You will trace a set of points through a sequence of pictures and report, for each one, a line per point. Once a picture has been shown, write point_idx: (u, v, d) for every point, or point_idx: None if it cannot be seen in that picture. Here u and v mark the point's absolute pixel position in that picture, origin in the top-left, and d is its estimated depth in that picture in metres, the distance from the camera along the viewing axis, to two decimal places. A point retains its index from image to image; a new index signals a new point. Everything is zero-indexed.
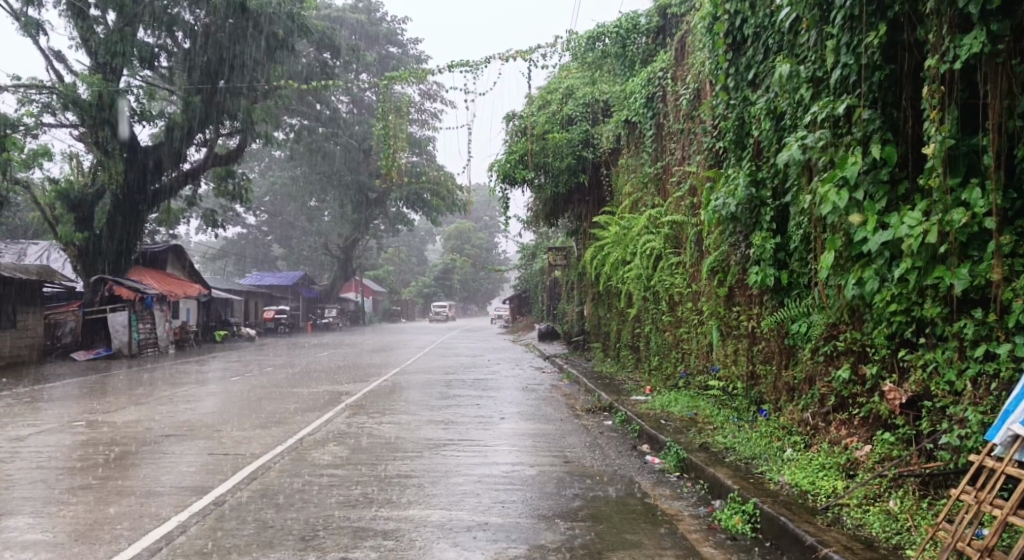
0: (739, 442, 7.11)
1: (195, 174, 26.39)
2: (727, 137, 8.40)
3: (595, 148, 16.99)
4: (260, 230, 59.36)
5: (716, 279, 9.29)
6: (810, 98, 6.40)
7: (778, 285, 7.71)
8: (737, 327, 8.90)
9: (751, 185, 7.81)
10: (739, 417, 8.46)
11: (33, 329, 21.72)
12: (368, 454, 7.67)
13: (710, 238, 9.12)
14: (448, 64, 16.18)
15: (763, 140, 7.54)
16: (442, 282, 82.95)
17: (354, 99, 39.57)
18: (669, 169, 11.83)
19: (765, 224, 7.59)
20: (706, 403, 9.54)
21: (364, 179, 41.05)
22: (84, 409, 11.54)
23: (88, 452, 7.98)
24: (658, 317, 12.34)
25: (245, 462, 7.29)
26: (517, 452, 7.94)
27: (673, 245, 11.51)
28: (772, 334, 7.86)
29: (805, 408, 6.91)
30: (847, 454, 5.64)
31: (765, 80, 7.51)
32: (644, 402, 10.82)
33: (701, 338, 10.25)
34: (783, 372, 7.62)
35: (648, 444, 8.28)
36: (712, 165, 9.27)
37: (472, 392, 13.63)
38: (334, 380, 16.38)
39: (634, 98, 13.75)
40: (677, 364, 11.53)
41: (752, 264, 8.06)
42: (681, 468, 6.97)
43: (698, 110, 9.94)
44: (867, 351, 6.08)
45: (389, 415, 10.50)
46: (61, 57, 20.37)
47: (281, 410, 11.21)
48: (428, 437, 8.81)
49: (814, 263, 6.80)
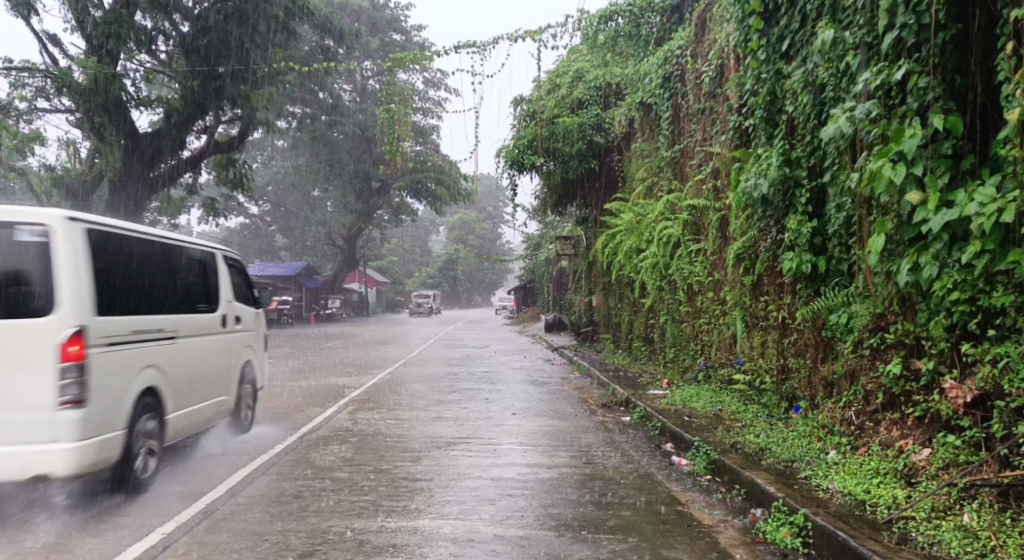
0: (775, 443, 6.55)
1: (194, 162, 25.76)
2: (756, 113, 7.80)
3: (606, 132, 16.40)
4: (263, 221, 58.76)
5: (743, 267, 8.72)
6: (858, 66, 5.81)
7: (813, 273, 7.14)
8: (765, 317, 8.33)
9: (784, 164, 7.25)
10: (769, 414, 7.91)
11: None
12: (372, 455, 7.13)
13: (736, 223, 8.54)
14: (454, 45, 15.54)
15: (799, 116, 6.98)
16: (446, 274, 82.32)
17: (358, 87, 38.96)
18: (689, 152, 11.24)
19: (800, 207, 7.03)
20: (731, 398, 8.97)
21: (367, 169, 40.43)
22: None
23: None
24: (675, 307, 11.79)
25: (241, 464, 6.75)
26: (531, 452, 7.40)
27: (692, 231, 10.95)
28: (806, 325, 7.27)
29: (847, 406, 6.35)
30: (904, 460, 5.11)
31: (803, 50, 6.93)
32: (662, 396, 10.27)
33: (724, 329, 9.68)
34: (819, 367, 7.05)
35: (672, 443, 7.73)
36: (738, 145, 8.68)
37: (480, 386, 13.10)
38: (338, 373, 15.87)
39: (649, 79, 13.14)
40: (696, 357, 10.97)
41: (784, 250, 7.47)
42: (712, 470, 6.41)
43: (722, 87, 9.36)
44: (922, 343, 5.51)
45: (394, 411, 9.96)
46: (57, 42, 19.82)
47: (282, 405, 10.68)
48: (436, 435, 8.27)
49: (858, 248, 6.25)
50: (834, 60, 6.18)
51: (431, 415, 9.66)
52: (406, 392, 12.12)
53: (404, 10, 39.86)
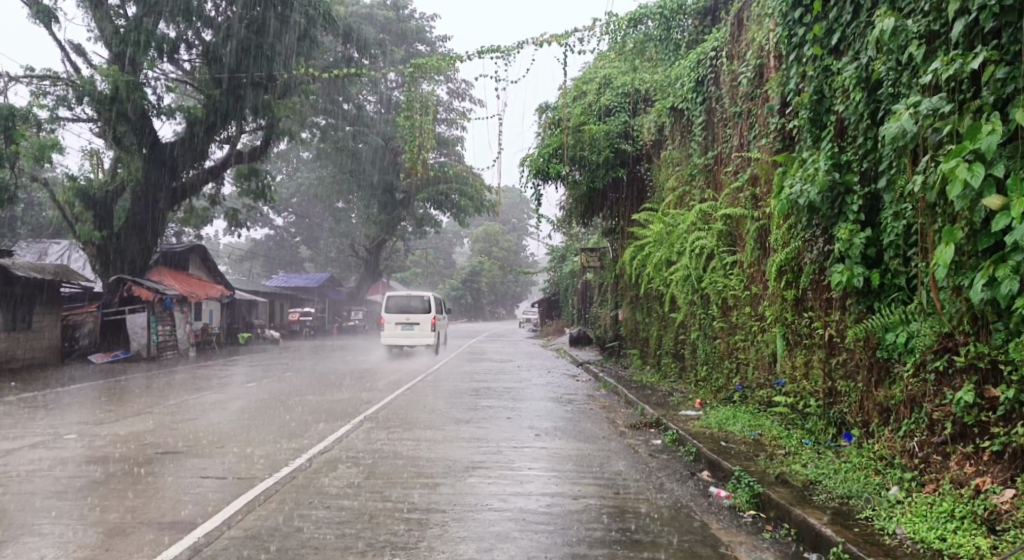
0: (826, 475, 5.92)
1: (217, 172, 25.61)
2: (801, 114, 7.24)
3: (634, 140, 15.89)
4: (288, 232, 58.62)
5: (785, 281, 8.09)
6: (922, 58, 5.24)
7: (866, 287, 6.50)
8: (810, 336, 7.70)
9: (833, 168, 6.67)
10: (815, 441, 7.26)
11: (50, 331, 21.09)
12: (384, 481, 6.61)
13: (777, 234, 7.95)
14: (478, 50, 15.11)
15: (851, 116, 6.40)
16: (469, 285, 81.86)
17: (382, 98, 38.87)
18: (723, 158, 10.68)
19: (852, 215, 6.44)
20: (771, 422, 8.33)
21: (390, 179, 40.13)
22: (89, 418, 10.68)
23: (71, 470, 7.03)
24: (708, 323, 11.17)
25: (243, 490, 6.26)
26: (555, 479, 6.83)
27: (727, 242, 10.34)
28: (858, 345, 6.62)
29: (908, 436, 5.70)
30: (983, 502, 4.47)
31: (856, 43, 6.36)
32: (696, 418, 9.64)
33: (763, 347, 9.05)
34: (873, 391, 6.40)
35: (708, 471, 7.13)
36: (780, 149, 8.10)
37: (502, 403, 12.56)
38: (356, 388, 15.40)
39: (681, 83, 12.62)
40: (731, 376, 10.32)
41: (833, 262, 6.86)
42: (756, 505, 5.79)
43: (762, 89, 8.81)
44: (999, 368, 4.87)
45: (411, 431, 9.45)
46: (80, 51, 19.75)
47: (297, 421, 10.26)
48: (455, 458, 7.73)
49: (922, 260, 5.62)
50: (893, 52, 5.61)
51: (450, 436, 9.13)
52: (425, 409, 11.63)
53: (429, 21, 39.73)
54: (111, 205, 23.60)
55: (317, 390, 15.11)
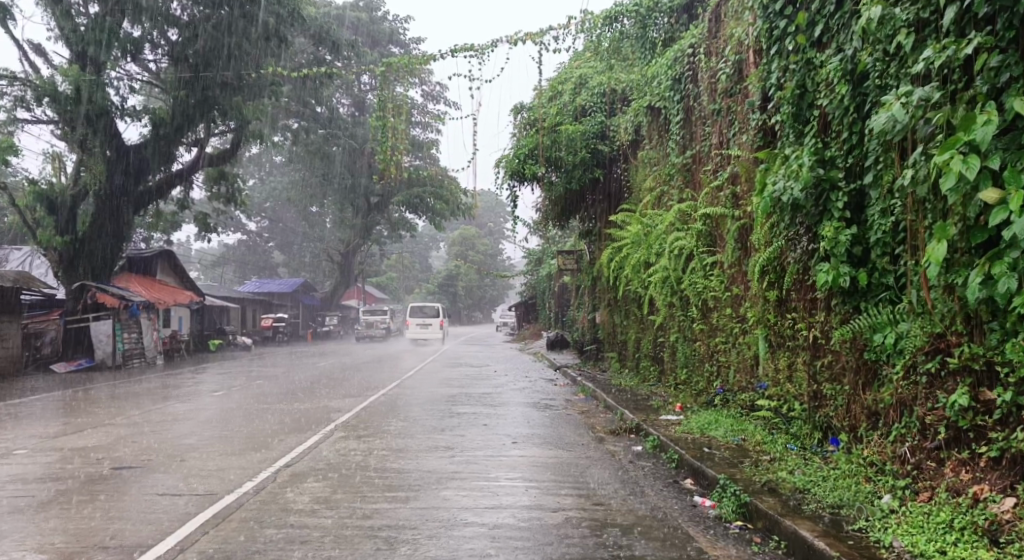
0: (814, 483, 5.68)
1: (185, 175, 24.97)
2: (783, 108, 7.03)
3: (610, 140, 15.73)
4: (261, 237, 57.76)
5: (766, 281, 7.90)
6: (911, 47, 5.04)
7: (852, 286, 6.28)
8: (793, 337, 7.50)
9: (818, 164, 6.47)
10: (800, 446, 7.05)
11: (10, 341, 20.35)
12: (352, 495, 6.25)
13: (759, 233, 7.74)
14: (452, 49, 14.82)
15: (836, 110, 6.20)
16: (446, 290, 81.27)
17: (356, 101, 38.35)
18: (702, 157, 10.48)
19: (837, 212, 6.23)
20: (754, 427, 8.11)
21: (364, 183, 39.65)
22: (47, 431, 10.19)
23: (19, 489, 6.57)
24: (687, 326, 10.99)
25: (202, 508, 5.87)
26: (534, 490, 6.54)
27: (706, 243, 10.15)
28: (845, 347, 6.40)
29: (898, 441, 5.50)
30: (983, 512, 4.24)
31: (840, 35, 6.17)
32: (677, 423, 9.39)
33: (744, 349, 8.84)
34: (860, 393, 6.19)
35: (692, 479, 6.88)
36: (761, 146, 7.91)
37: (479, 409, 12.26)
38: (330, 395, 15.01)
39: (657, 81, 12.43)
40: (712, 379, 10.09)
41: (818, 261, 6.65)
42: (743, 515, 5.53)
43: (741, 85, 8.62)
44: (996, 370, 4.64)
45: (384, 440, 9.12)
46: (40, 50, 19.13)
47: (268, 430, 9.89)
48: (430, 469, 7.42)
49: (913, 258, 5.41)
50: (881, 41, 5.42)
51: (425, 444, 8.81)
52: (399, 416, 11.31)
53: (402, 23, 39.38)
54: (74, 210, 22.92)
55: (290, 397, 14.71)
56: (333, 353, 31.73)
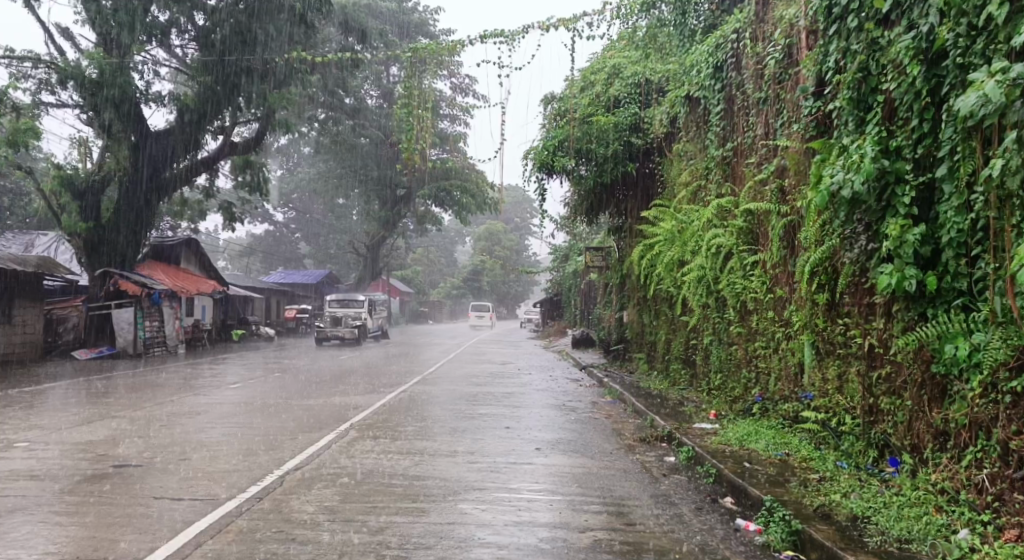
0: (875, 510, 5.07)
1: (210, 163, 24.73)
2: (842, 93, 6.41)
3: (644, 133, 15.07)
4: (288, 228, 57.84)
5: (815, 283, 7.29)
6: (1004, 20, 4.45)
7: (918, 292, 5.64)
8: (845, 344, 6.88)
9: (881, 155, 5.84)
10: (851, 464, 6.43)
11: (32, 326, 20.27)
12: (361, 506, 5.77)
13: (809, 231, 7.14)
14: (481, 34, 14.27)
15: (907, 95, 5.57)
16: (471, 284, 81.92)
17: (385, 92, 37.84)
18: (745, 150, 9.83)
19: (903, 208, 5.60)
20: (799, 440, 7.49)
21: (391, 175, 39.36)
22: (57, 422, 9.90)
23: (15, 487, 6.18)
24: (723, 328, 10.39)
25: (199, 516, 5.41)
26: (559, 504, 6.00)
27: (747, 240, 9.51)
28: (908, 358, 5.76)
29: (974, 466, 4.88)
30: None
31: (915, 9, 5.54)
32: (712, 433, 8.77)
33: (788, 357, 8.23)
34: (925, 410, 5.57)
35: (732, 497, 6.30)
36: (813, 136, 7.28)
37: (503, 411, 11.74)
38: (350, 390, 14.62)
39: (697, 70, 11.76)
40: (751, 385, 9.44)
41: (879, 262, 6.02)
42: (794, 544, 4.94)
43: (793, 71, 7.97)
44: None
45: (401, 443, 8.62)
46: (66, 34, 18.96)
47: (283, 428, 9.47)
48: (447, 476, 6.90)
49: (997, 261, 4.76)
50: (965, 13, 4.82)
51: (444, 449, 8.30)
52: (419, 416, 10.83)
53: (432, 14, 38.93)
54: (98, 196, 22.80)
55: (309, 392, 14.33)
56: (354, 346, 31.14)
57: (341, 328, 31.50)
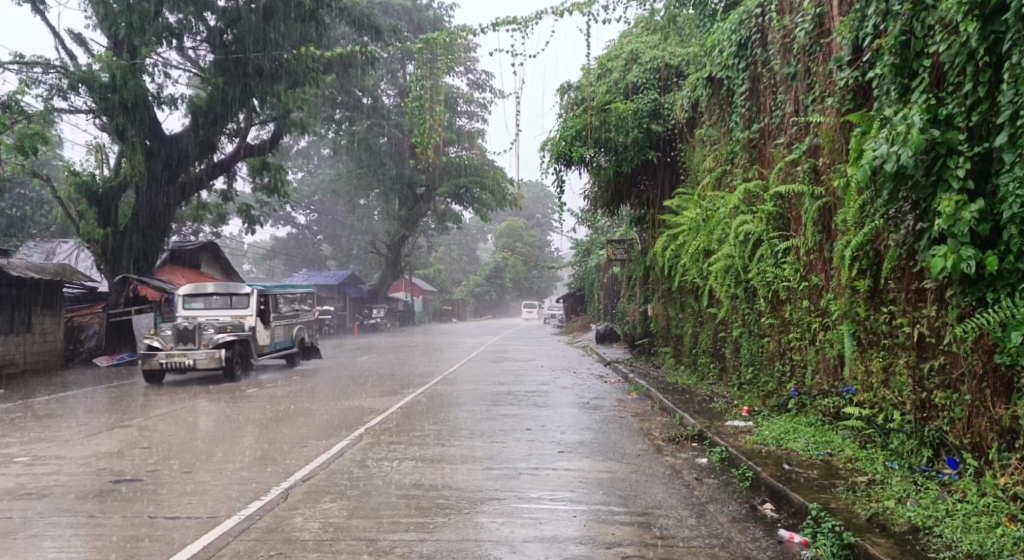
0: (938, 521, 4.53)
1: (225, 165, 24.54)
2: (883, 60, 5.90)
3: (665, 120, 14.50)
4: (309, 230, 57.94)
5: (857, 269, 6.73)
6: None
7: (975, 274, 5.10)
8: (891, 333, 6.32)
9: (931, 125, 5.31)
10: (902, 465, 5.89)
11: (52, 335, 20.18)
12: (369, 522, 5.35)
13: (849, 212, 6.60)
14: (492, 22, 13.82)
15: (960, 57, 5.04)
16: (494, 281, 82.73)
17: (401, 91, 37.53)
18: (772, 131, 9.28)
19: (956, 182, 5.06)
20: (842, 438, 6.96)
21: (409, 173, 38.89)
22: (65, 434, 9.61)
23: (12, 507, 5.87)
24: (754, 319, 9.82)
25: (194, 536, 5.03)
26: (584, 518, 5.50)
27: (778, 226, 8.93)
28: (967, 349, 5.19)
29: None
30: None
31: None
32: (746, 431, 8.22)
33: (826, 348, 7.69)
34: (988, 406, 5.02)
35: (772, 504, 5.79)
36: (850, 112, 6.77)
37: (524, 412, 11.23)
38: (367, 393, 14.22)
39: (720, 48, 11.18)
40: (785, 380, 8.87)
41: (929, 243, 5.49)
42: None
43: (825, 42, 7.47)
44: None
45: (418, 449, 8.21)
46: (77, 39, 18.78)
47: (296, 436, 9.10)
48: (463, 485, 6.47)
49: None
50: None
51: (460, 455, 7.85)
52: (439, 420, 10.41)
53: (447, 9, 38.56)
54: (113, 202, 22.67)
55: (327, 395, 13.94)
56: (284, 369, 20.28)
57: (195, 349, 15.92)
